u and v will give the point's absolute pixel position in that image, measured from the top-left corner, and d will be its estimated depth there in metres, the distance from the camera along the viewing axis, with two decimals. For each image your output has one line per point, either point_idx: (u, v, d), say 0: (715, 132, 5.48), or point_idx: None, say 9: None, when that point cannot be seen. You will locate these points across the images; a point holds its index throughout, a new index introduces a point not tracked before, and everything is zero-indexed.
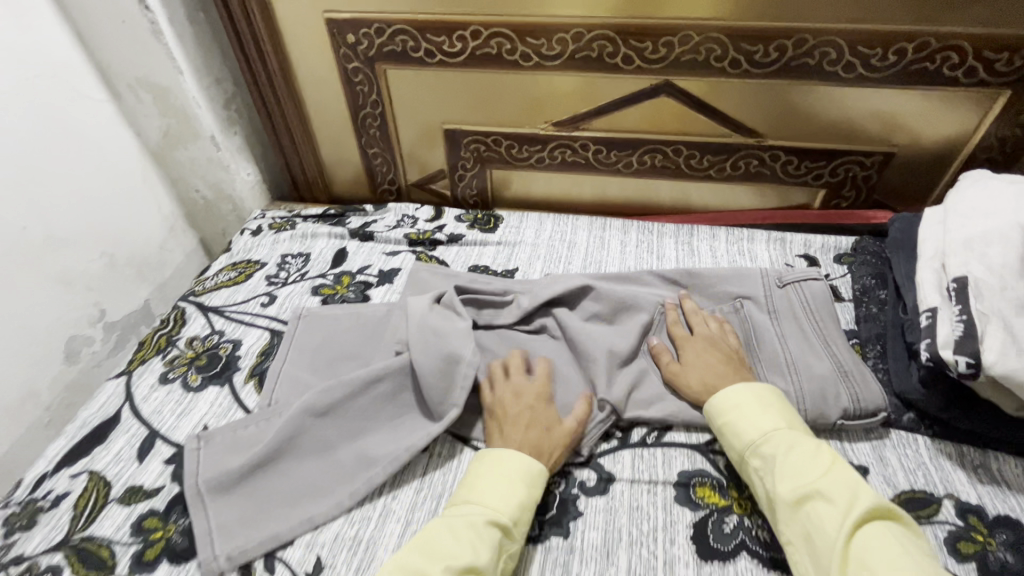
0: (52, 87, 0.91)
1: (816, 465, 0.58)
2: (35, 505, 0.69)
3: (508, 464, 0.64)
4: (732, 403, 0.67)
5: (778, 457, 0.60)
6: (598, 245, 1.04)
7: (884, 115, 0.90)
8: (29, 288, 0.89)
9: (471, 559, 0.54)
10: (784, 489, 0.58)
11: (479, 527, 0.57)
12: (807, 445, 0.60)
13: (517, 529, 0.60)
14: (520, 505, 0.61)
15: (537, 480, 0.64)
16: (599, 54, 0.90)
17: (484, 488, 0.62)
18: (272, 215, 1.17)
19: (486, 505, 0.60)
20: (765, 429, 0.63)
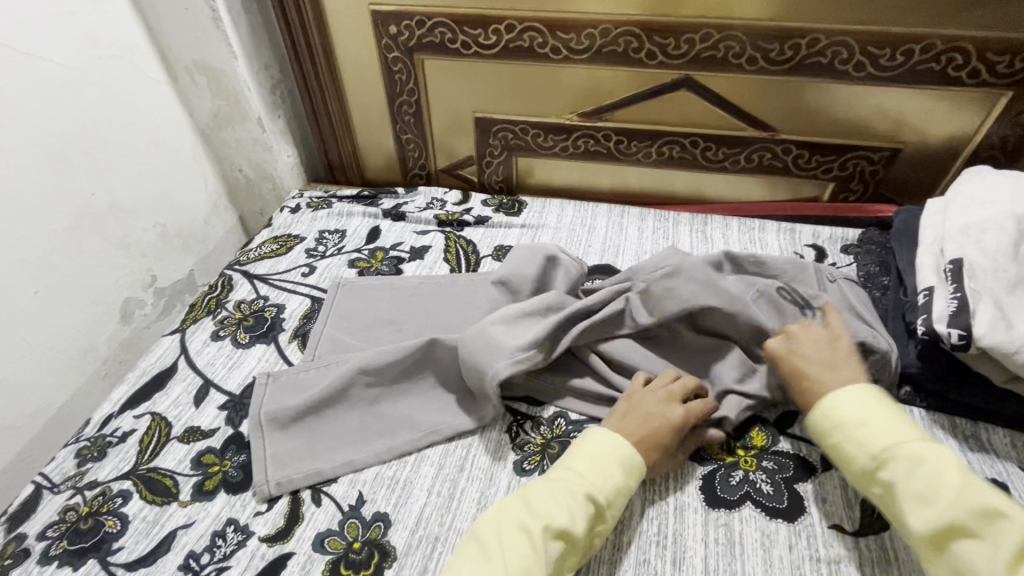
0: (119, 67, 0.99)
1: (944, 489, 0.53)
2: (103, 440, 0.77)
3: (605, 446, 0.66)
4: (834, 420, 0.62)
5: (899, 480, 0.56)
6: (617, 230, 1.11)
7: (891, 112, 0.96)
8: (93, 250, 0.97)
9: (566, 524, 0.58)
10: (922, 523, 0.53)
11: (578, 497, 0.61)
12: (931, 463, 0.55)
13: (610, 510, 0.62)
14: (617, 488, 0.63)
15: (634, 470, 0.65)
16: (625, 49, 0.96)
17: (581, 463, 0.65)
18: (310, 195, 1.24)
19: (585, 480, 0.63)
20: (877, 448, 0.58)
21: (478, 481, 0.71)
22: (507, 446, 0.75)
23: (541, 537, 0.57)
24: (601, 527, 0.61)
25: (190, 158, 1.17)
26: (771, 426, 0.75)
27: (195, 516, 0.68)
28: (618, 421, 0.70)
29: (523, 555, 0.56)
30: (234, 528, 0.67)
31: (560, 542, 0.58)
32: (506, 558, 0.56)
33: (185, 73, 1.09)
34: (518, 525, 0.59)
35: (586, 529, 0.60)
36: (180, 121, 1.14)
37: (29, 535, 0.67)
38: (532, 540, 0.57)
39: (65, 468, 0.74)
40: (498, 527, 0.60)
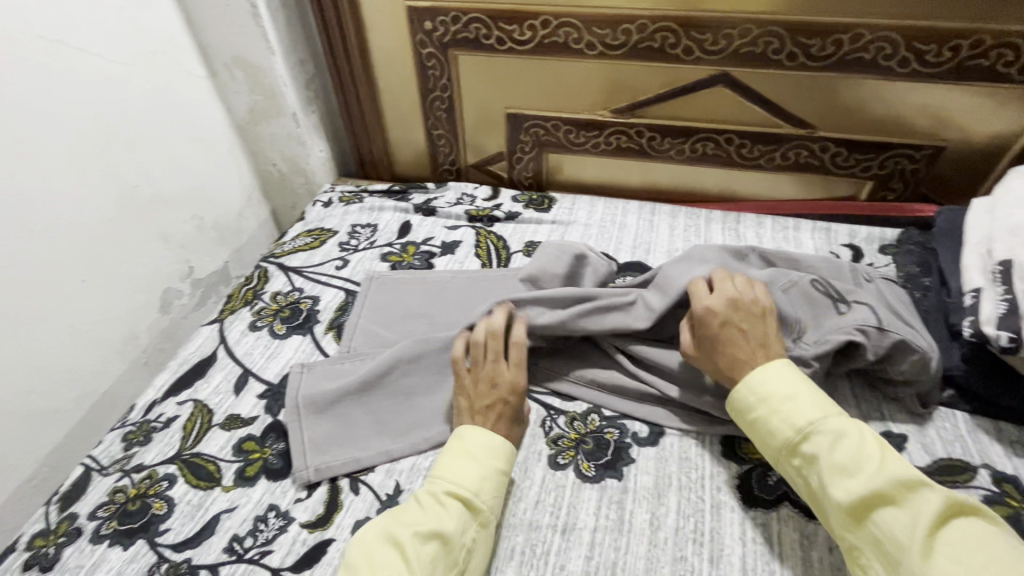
0: (163, 62, 1.02)
1: (867, 458, 0.56)
2: (148, 425, 0.79)
3: (469, 441, 0.68)
4: (763, 397, 0.64)
5: (822, 452, 0.58)
6: (648, 227, 1.10)
7: (935, 109, 0.94)
8: (136, 241, 1.00)
9: (436, 525, 0.59)
10: (844, 492, 0.55)
11: (442, 500, 0.62)
12: (851, 437, 0.58)
13: (481, 501, 0.63)
14: (483, 476, 0.65)
15: (500, 453, 0.67)
16: (661, 45, 0.96)
17: (450, 465, 0.66)
18: (341, 189, 1.26)
19: (458, 481, 0.64)
20: (804, 423, 0.61)
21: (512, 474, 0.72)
22: (542, 440, 0.75)
23: (411, 546, 0.58)
24: (479, 525, 0.62)
25: (227, 152, 1.20)
26: None
27: (238, 501, 0.69)
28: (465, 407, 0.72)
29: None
30: (276, 514, 0.68)
31: (436, 542, 0.59)
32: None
33: (224, 69, 1.12)
34: (385, 542, 0.59)
35: (459, 528, 0.60)
36: (218, 115, 1.16)
37: (80, 515, 0.69)
38: (405, 555, 0.57)
39: (113, 451, 0.76)
40: (366, 551, 0.59)
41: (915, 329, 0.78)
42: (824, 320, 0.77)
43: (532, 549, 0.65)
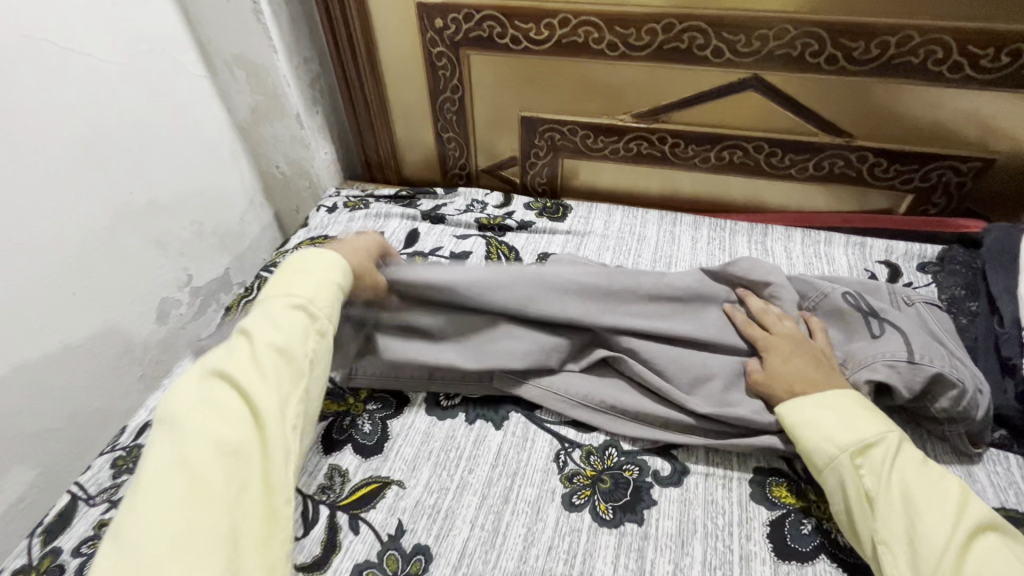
0: (160, 61, 0.97)
1: (930, 473, 0.58)
2: (139, 451, 0.75)
3: (311, 263, 0.69)
4: (828, 401, 0.65)
5: (891, 455, 0.59)
6: (669, 239, 1.04)
7: (987, 119, 0.86)
8: (131, 249, 0.95)
9: (277, 340, 0.60)
10: (908, 493, 0.56)
11: (280, 324, 0.62)
12: (910, 450, 0.60)
13: (318, 310, 0.64)
14: (319, 288, 0.66)
15: (332, 277, 0.68)
16: (689, 46, 0.89)
17: (289, 286, 0.66)
18: (346, 193, 1.21)
19: (289, 305, 0.63)
20: (868, 429, 0.61)
21: (524, 515, 0.67)
22: (555, 476, 0.70)
23: (249, 374, 0.56)
24: (322, 344, 0.63)
25: (228, 154, 1.15)
26: None
27: None
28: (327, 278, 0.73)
29: (236, 406, 0.54)
30: None
31: (275, 358, 0.59)
32: (220, 414, 0.53)
33: (224, 67, 1.06)
34: (210, 377, 0.56)
35: (304, 346, 0.61)
36: (219, 116, 1.11)
37: (64, 550, 0.65)
38: (242, 380, 0.56)
39: (101, 479, 0.72)
40: (200, 388, 0.55)
41: (962, 360, 0.71)
42: (860, 347, 0.72)
43: None
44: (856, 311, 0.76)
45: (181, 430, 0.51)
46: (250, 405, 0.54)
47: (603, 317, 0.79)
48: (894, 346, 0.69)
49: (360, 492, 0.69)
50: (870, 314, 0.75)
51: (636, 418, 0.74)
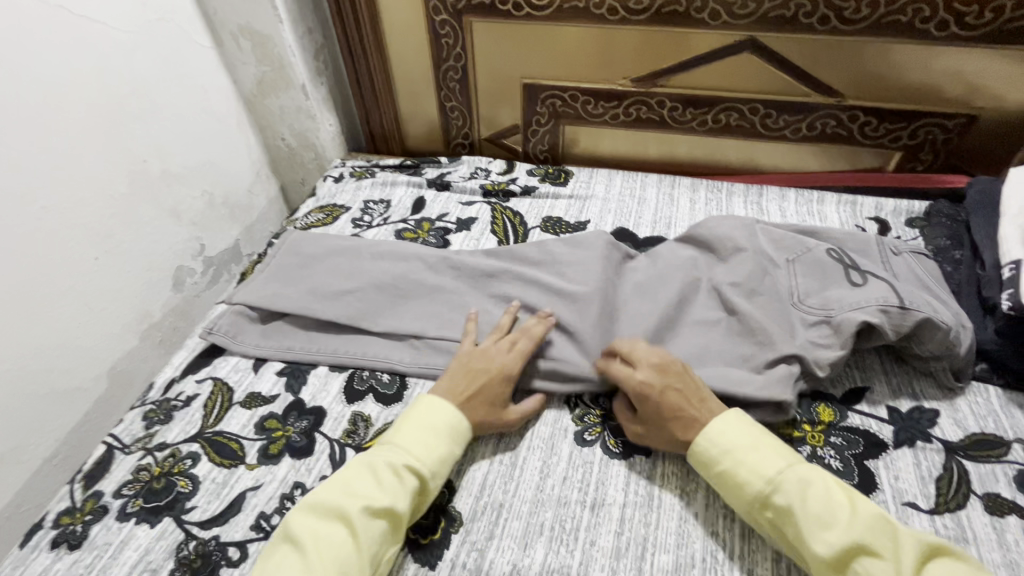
0: (170, 31, 0.99)
1: (838, 508, 0.55)
2: (168, 404, 0.78)
3: (435, 417, 0.67)
4: (722, 449, 0.63)
5: (794, 503, 0.57)
6: (668, 201, 1.08)
7: (971, 77, 0.90)
8: (148, 217, 0.98)
9: (387, 502, 0.59)
10: (824, 546, 0.53)
11: (396, 473, 0.61)
12: (820, 485, 0.57)
13: (434, 482, 0.64)
14: (442, 459, 0.65)
15: (460, 438, 0.67)
16: (687, 9, 0.92)
17: (407, 436, 0.65)
18: (352, 164, 1.23)
19: (406, 454, 0.63)
20: (769, 474, 0.59)
21: (539, 451, 0.71)
22: (567, 416, 0.74)
23: (362, 521, 0.57)
24: (425, 496, 0.64)
25: (236, 127, 1.17)
26: (837, 402, 0.74)
27: (263, 479, 0.69)
28: (448, 377, 0.72)
29: (343, 545, 0.56)
30: (301, 492, 0.68)
31: (384, 521, 0.59)
32: (322, 555, 0.54)
33: (230, 38, 1.08)
34: (333, 514, 0.58)
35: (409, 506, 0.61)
36: (226, 88, 1.13)
37: (105, 493, 0.69)
38: (356, 531, 0.56)
39: (134, 430, 0.76)
40: (315, 525, 0.57)
41: (944, 302, 0.76)
42: (840, 292, 0.76)
43: (562, 525, 0.64)
44: (838, 265, 0.79)
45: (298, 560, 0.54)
46: (353, 561, 0.55)
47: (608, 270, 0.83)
48: (883, 292, 0.73)
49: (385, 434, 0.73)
50: (851, 266, 0.79)
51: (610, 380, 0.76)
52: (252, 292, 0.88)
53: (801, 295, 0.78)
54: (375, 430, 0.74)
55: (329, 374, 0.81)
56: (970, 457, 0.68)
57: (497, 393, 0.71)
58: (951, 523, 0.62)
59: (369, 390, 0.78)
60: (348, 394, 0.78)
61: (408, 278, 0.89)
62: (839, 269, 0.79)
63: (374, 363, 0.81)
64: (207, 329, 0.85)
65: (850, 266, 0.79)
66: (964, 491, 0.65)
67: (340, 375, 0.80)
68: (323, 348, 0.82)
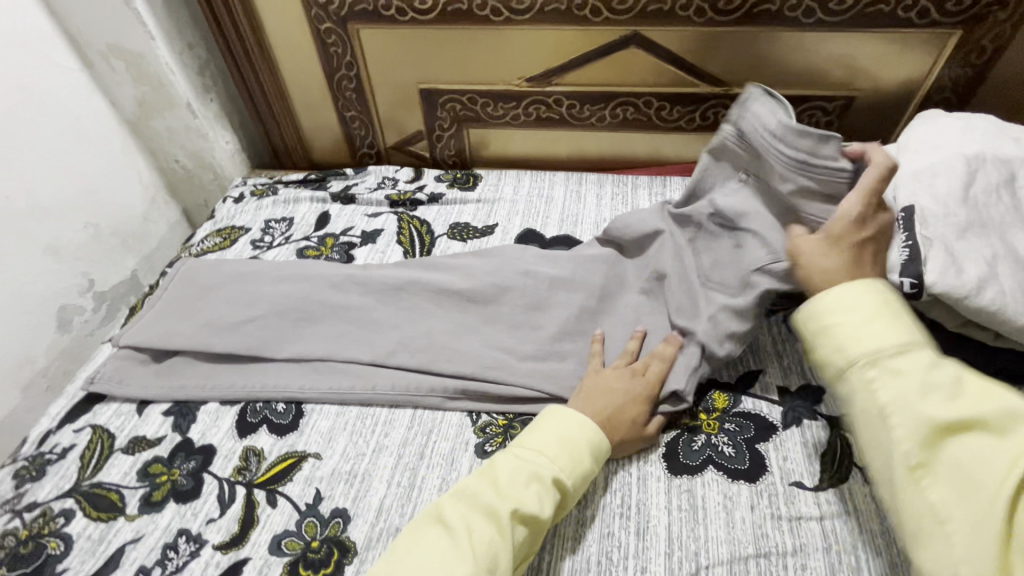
0: (25, 55, 0.92)
1: (941, 390, 0.47)
2: (42, 458, 0.73)
3: (580, 429, 0.65)
4: (833, 311, 0.55)
5: (905, 370, 0.49)
6: (575, 198, 1.07)
7: (843, 60, 0.94)
8: (18, 257, 0.91)
9: (536, 509, 0.58)
10: (919, 416, 0.47)
11: (546, 482, 0.60)
12: (947, 369, 0.48)
13: (574, 496, 0.62)
14: (585, 474, 0.63)
15: (603, 454, 0.65)
16: (568, 7, 0.91)
17: (547, 442, 0.64)
18: (254, 181, 1.18)
19: (551, 461, 0.62)
20: (883, 344, 0.51)
21: (439, 467, 0.70)
22: (469, 429, 0.73)
23: (510, 525, 0.56)
24: (565, 509, 0.62)
25: (121, 152, 1.10)
26: (731, 388, 0.76)
27: (144, 530, 0.65)
28: (582, 398, 0.69)
29: (491, 538, 0.55)
30: (186, 539, 0.64)
31: (526, 526, 0.58)
32: (472, 545, 0.54)
33: (100, 58, 1.01)
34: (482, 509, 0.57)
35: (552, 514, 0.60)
36: (103, 111, 1.06)
37: None
38: (503, 529, 0.56)
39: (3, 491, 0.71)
40: (461, 517, 0.57)
41: None
42: None
43: None
44: None
45: (442, 546, 0.55)
46: (501, 557, 0.54)
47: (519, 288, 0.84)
48: None
49: (278, 467, 0.70)
50: None
51: (510, 389, 0.75)
52: (141, 331, 0.83)
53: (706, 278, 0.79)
54: (267, 464, 0.70)
55: (220, 409, 0.77)
56: None
57: (632, 416, 0.68)
58: (834, 498, 0.64)
59: (263, 422, 0.75)
60: (240, 428, 0.74)
61: (311, 299, 0.85)
62: None
63: (270, 394, 0.77)
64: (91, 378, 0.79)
65: None
66: (847, 465, 0.66)
67: (232, 409, 0.77)
68: (213, 382, 0.78)
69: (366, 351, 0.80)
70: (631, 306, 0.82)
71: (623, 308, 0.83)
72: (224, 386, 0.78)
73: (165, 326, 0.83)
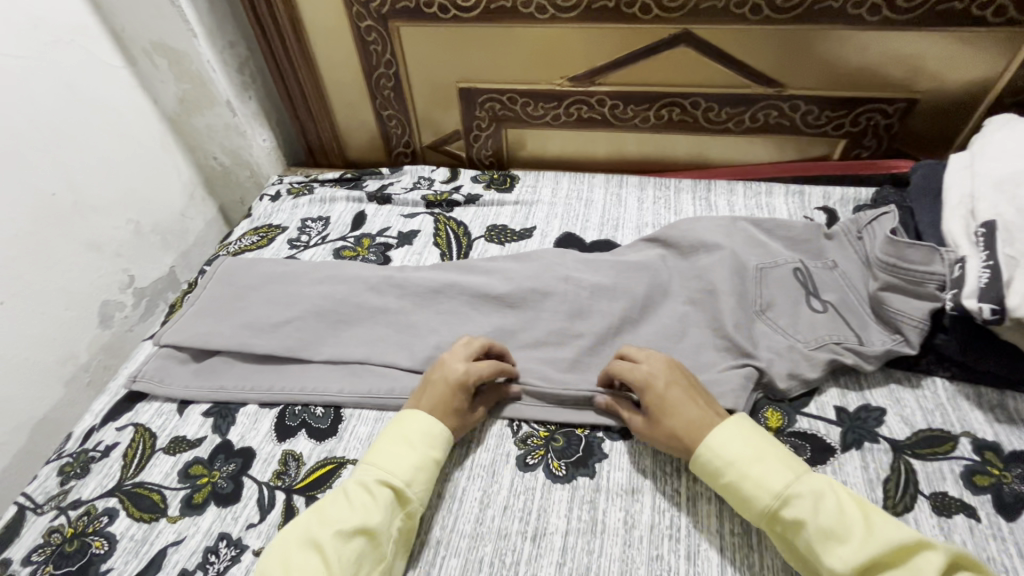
0: (73, 53, 0.92)
1: (851, 521, 0.51)
2: (86, 455, 0.74)
3: (409, 427, 0.64)
4: (730, 457, 0.58)
5: (804, 514, 0.53)
6: (615, 202, 1.04)
7: (907, 60, 0.89)
8: (63, 253, 0.92)
9: (362, 520, 0.56)
10: (838, 562, 0.50)
11: (370, 489, 0.59)
12: (833, 500, 0.53)
13: (412, 490, 0.60)
14: (418, 466, 0.62)
15: (436, 443, 0.64)
16: (617, 4, 0.88)
17: (382, 451, 0.63)
18: (290, 179, 1.18)
19: (376, 466, 0.61)
20: (778, 487, 0.55)
21: (480, 479, 0.68)
22: (509, 440, 0.71)
23: (334, 546, 0.54)
24: (409, 509, 0.59)
25: (162, 149, 1.11)
26: (784, 405, 0.72)
27: (185, 532, 0.65)
28: (421, 395, 0.68)
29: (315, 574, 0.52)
30: (227, 543, 0.64)
31: (363, 537, 0.55)
32: None
33: (144, 56, 1.02)
34: (309, 544, 0.54)
35: (387, 518, 0.57)
36: (146, 108, 1.07)
37: (14, 560, 0.65)
38: (326, 554, 0.53)
39: (49, 487, 0.71)
40: (287, 551, 0.54)
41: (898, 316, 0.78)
42: (800, 316, 0.77)
43: (501, 559, 0.61)
44: (800, 289, 0.79)
45: None
46: None
47: (562, 296, 0.82)
48: (841, 330, 0.74)
49: (317, 473, 0.69)
50: (813, 291, 0.78)
51: (553, 400, 0.73)
52: (181, 330, 0.83)
53: (766, 304, 0.78)
54: (307, 469, 0.69)
55: (259, 412, 0.76)
56: (917, 455, 0.66)
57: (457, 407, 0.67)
58: None
59: (302, 426, 0.74)
60: (279, 431, 0.74)
61: (349, 301, 0.84)
62: (804, 289, 0.79)
63: (309, 397, 0.76)
64: (132, 377, 0.80)
65: (811, 289, 0.79)
66: (913, 493, 0.63)
67: (270, 412, 0.76)
68: (252, 384, 0.78)
69: (405, 356, 0.79)
70: (677, 317, 0.79)
71: (668, 318, 0.79)
72: (262, 388, 0.77)
73: (205, 326, 0.83)
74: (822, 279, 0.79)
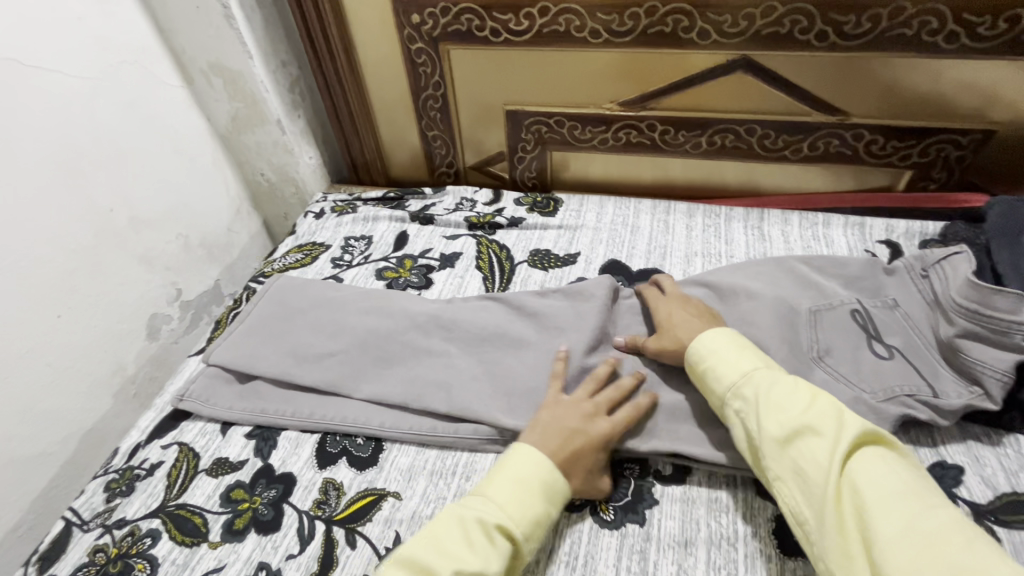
0: (134, 73, 0.95)
1: (797, 398, 0.57)
2: (132, 473, 0.74)
3: (530, 470, 0.61)
4: (710, 351, 0.66)
5: (761, 393, 0.60)
6: (662, 229, 1.01)
7: (984, 89, 0.84)
8: (117, 267, 0.94)
9: (482, 566, 0.54)
10: (775, 425, 0.56)
11: (490, 531, 0.56)
12: (786, 382, 0.60)
13: (529, 544, 0.58)
14: (536, 521, 0.58)
15: (556, 498, 0.61)
16: (674, 29, 0.86)
17: (502, 489, 0.60)
18: (334, 197, 1.19)
19: (499, 507, 0.58)
20: (744, 370, 0.63)
21: None
22: None
23: None
24: (518, 560, 0.57)
25: (212, 165, 1.13)
26: None
27: (225, 559, 0.64)
28: (540, 433, 0.65)
29: None
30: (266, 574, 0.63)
31: None
32: None
33: (200, 75, 1.04)
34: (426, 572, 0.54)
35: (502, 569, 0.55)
36: (201, 126, 1.10)
37: None
38: None
39: (94, 503, 0.72)
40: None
41: None
42: (863, 361, 0.71)
43: None
44: (861, 332, 0.73)
45: None
46: None
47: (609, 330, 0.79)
48: (910, 380, 0.69)
49: (357, 504, 0.68)
50: (875, 335, 0.73)
51: None
52: (227, 350, 0.84)
53: (824, 350, 0.73)
54: (347, 500, 0.68)
55: (300, 437, 0.76)
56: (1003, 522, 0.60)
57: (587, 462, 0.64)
58: None
59: (342, 454, 0.73)
60: (321, 458, 0.73)
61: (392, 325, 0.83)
62: (865, 332, 0.73)
63: (349, 424, 0.75)
64: (179, 395, 0.80)
65: (873, 332, 0.73)
66: None
67: (312, 437, 0.75)
68: (294, 408, 0.78)
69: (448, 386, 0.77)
70: None
71: None
72: (303, 412, 0.77)
73: (251, 346, 0.84)
74: (885, 322, 0.74)
